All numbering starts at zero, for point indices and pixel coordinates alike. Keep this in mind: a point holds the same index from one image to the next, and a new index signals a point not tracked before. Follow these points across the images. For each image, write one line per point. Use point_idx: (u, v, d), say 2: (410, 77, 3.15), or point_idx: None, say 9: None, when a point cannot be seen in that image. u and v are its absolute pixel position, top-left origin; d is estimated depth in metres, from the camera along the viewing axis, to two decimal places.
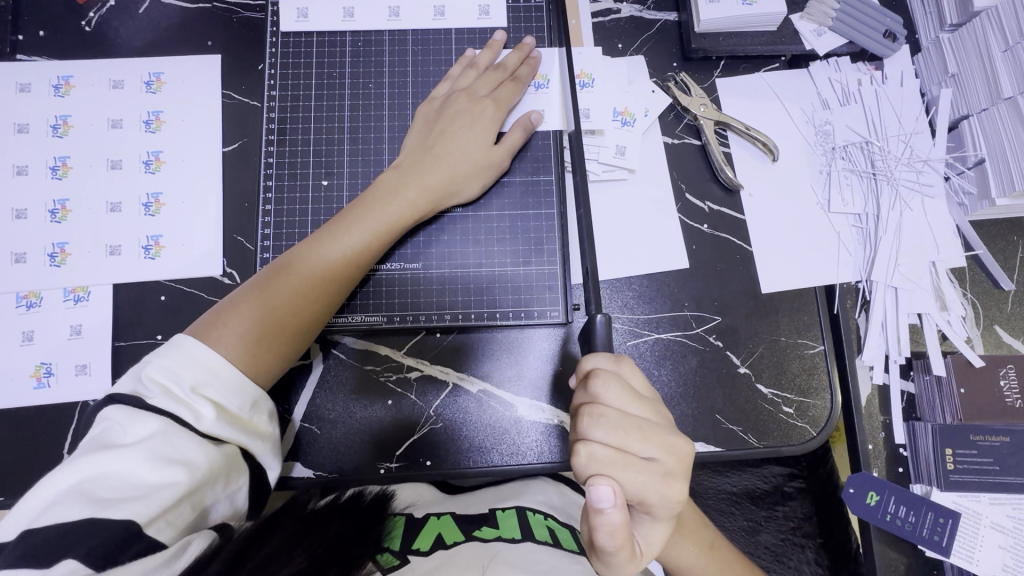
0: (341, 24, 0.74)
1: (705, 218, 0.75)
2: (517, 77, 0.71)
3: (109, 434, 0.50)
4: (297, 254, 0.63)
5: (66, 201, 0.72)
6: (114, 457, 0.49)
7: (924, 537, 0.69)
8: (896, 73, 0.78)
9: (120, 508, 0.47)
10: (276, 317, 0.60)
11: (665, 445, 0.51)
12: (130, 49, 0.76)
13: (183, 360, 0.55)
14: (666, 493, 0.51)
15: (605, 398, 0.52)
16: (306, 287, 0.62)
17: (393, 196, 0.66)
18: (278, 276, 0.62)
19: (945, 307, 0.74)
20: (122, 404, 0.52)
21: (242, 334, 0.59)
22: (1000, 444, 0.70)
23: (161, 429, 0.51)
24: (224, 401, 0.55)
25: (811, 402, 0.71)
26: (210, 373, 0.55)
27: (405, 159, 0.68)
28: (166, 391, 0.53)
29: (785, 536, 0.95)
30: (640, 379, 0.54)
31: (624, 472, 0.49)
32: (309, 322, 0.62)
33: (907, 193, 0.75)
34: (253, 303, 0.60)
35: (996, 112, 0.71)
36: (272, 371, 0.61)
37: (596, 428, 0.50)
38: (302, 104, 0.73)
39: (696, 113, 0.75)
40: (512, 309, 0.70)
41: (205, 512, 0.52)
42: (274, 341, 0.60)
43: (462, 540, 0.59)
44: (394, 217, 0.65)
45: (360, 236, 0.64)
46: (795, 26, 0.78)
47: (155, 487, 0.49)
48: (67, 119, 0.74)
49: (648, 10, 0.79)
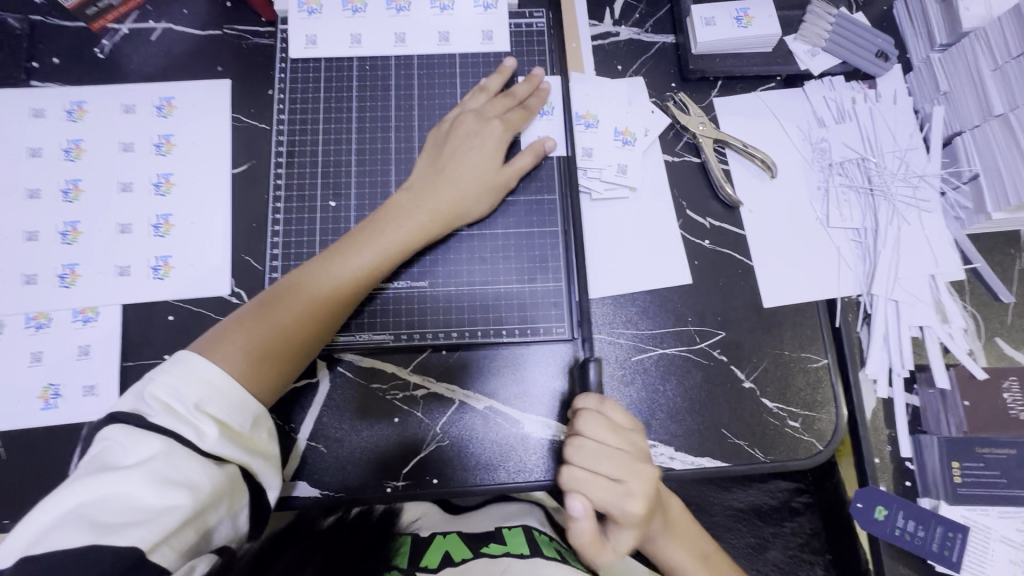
0: (348, 51, 0.76)
1: (706, 234, 0.76)
2: (527, 106, 0.73)
3: (109, 455, 0.51)
4: (307, 271, 0.64)
5: (76, 223, 0.73)
6: (116, 481, 0.48)
7: (935, 551, 0.68)
8: (889, 91, 0.80)
9: (125, 533, 0.47)
10: (282, 334, 0.61)
11: (637, 471, 0.56)
12: (143, 74, 0.78)
13: (187, 377, 0.55)
14: (634, 512, 0.55)
15: (585, 429, 0.58)
16: (314, 304, 0.62)
17: (405, 218, 0.67)
18: (287, 293, 0.62)
19: (946, 319, 0.74)
20: (123, 423, 0.52)
21: (248, 349, 0.59)
22: (1006, 457, 0.69)
23: (164, 449, 0.51)
24: (227, 418, 0.55)
25: (816, 416, 0.71)
26: (213, 390, 0.55)
27: (416, 181, 0.69)
28: (169, 410, 0.53)
29: (793, 552, 0.99)
30: (621, 415, 0.60)
31: (596, 491, 0.56)
32: (315, 340, 0.63)
33: (905, 208, 0.76)
34: (261, 318, 0.61)
35: (989, 129, 0.72)
36: (277, 387, 0.61)
37: (574, 453, 0.58)
38: (310, 127, 0.75)
39: (695, 132, 0.77)
40: (518, 326, 0.71)
41: (209, 534, 0.52)
42: (279, 357, 0.60)
43: (469, 557, 0.59)
44: (405, 240, 0.66)
45: (370, 256, 0.65)
46: (789, 47, 0.80)
47: (158, 511, 0.49)
48: (80, 143, 0.75)
49: (647, 33, 0.81)
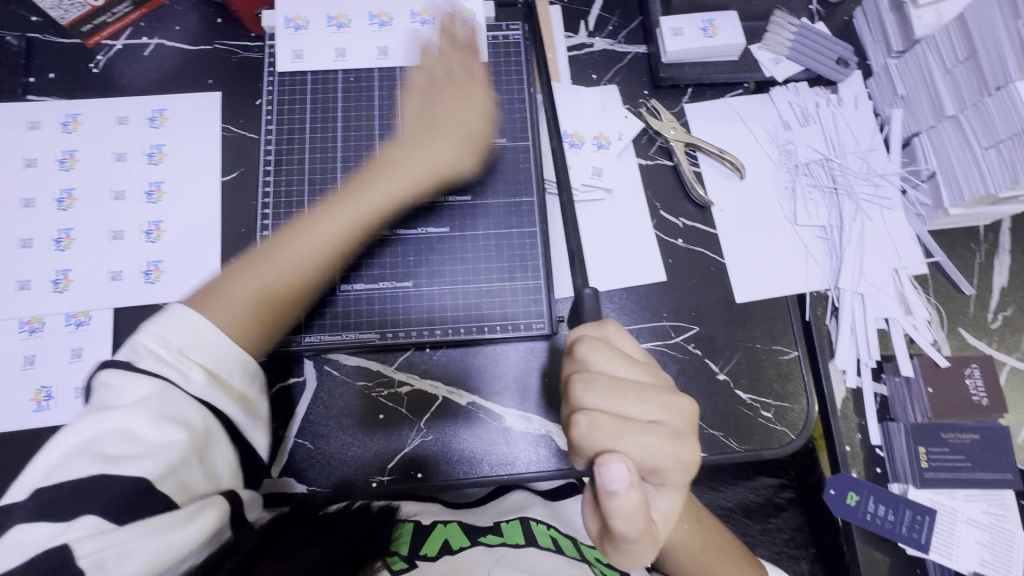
0: (333, 63, 0.79)
1: (680, 233, 0.79)
2: (471, 48, 0.77)
3: (108, 396, 0.51)
4: (290, 230, 0.66)
5: (70, 230, 0.75)
6: (115, 417, 0.49)
7: (904, 535, 0.71)
8: (850, 95, 0.84)
9: (129, 465, 0.47)
10: (261, 281, 0.61)
11: (666, 406, 0.52)
12: (136, 87, 0.81)
13: (175, 330, 0.54)
14: (679, 454, 0.51)
15: (594, 362, 0.53)
16: (296, 257, 0.63)
17: (396, 173, 0.70)
18: (273, 246, 0.64)
19: (910, 311, 0.77)
20: (117, 368, 0.52)
21: (238, 302, 0.59)
22: (971, 441, 0.73)
23: (159, 390, 0.51)
24: (215, 366, 0.55)
25: (789, 407, 0.74)
26: (199, 338, 0.54)
27: (401, 152, 0.72)
28: (157, 356, 0.52)
29: (779, 548, 1.01)
30: (628, 343, 0.56)
31: (630, 438, 0.50)
32: (296, 285, 0.63)
33: (868, 206, 0.80)
34: (244, 267, 0.62)
35: (942, 130, 0.77)
36: (266, 340, 0.60)
37: (590, 395, 0.51)
38: (297, 136, 0.78)
39: (667, 136, 0.81)
40: (499, 322, 0.73)
41: (215, 475, 0.53)
42: (257, 299, 0.60)
43: (468, 547, 0.62)
44: (388, 197, 0.69)
45: (350, 205, 0.67)
46: (754, 55, 0.84)
47: (159, 446, 0.49)
48: (74, 154, 0.78)
49: (619, 44, 0.85)
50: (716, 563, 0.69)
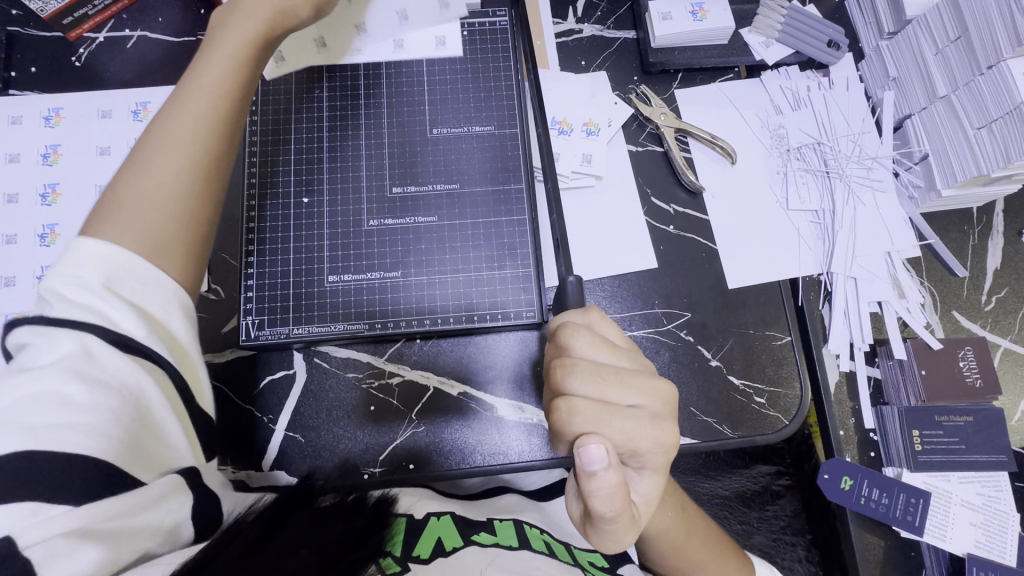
0: (315, 54, 0.78)
1: (671, 219, 0.78)
2: None
3: (25, 359, 0.45)
4: (159, 131, 0.57)
5: (54, 225, 0.75)
6: (33, 381, 0.43)
7: (898, 518, 0.71)
8: (841, 78, 0.83)
9: (52, 435, 0.41)
10: (166, 195, 0.55)
11: (647, 390, 0.51)
12: (119, 81, 0.80)
13: (84, 262, 0.50)
14: (659, 436, 0.50)
15: (576, 348, 0.52)
16: (198, 151, 0.57)
17: (223, 32, 0.62)
18: (150, 154, 0.56)
19: (903, 294, 0.77)
20: (31, 325, 0.47)
21: (134, 226, 0.53)
22: (964, 424, 0.73)
23: (80, 346, 0.46)
24: (142, 304, 0.50)
25: (782, 392, 0.74)
26: (122, 270, 0.50)
27: (212, 34, 0.63)
28: (68, 301, 0.48)
29: (776, 536, 1.01)
30: (612, 329, 0.54)
31: (609, 423, 0.49)
32: (209, 157, 0.57)
33: (860, 189, 0.79)
34: (137, 176, 0.55)
35: (935, 111, 0.76)
36: (192, 265, 0.56)
37: (572, 381, 0.50)
38: (281, 126, 0.76)
39: (657, 122, 0.80)
40: (489, 312, 0.72)
41: (171, 444, 0.48)
42: (173, 166, 0.55)
43: (460, 547, 0.61)
44: (248, 30, 0.62)
45: (209, 81, 0.59)
46: (745, 39, 0.83)
47: (87, 409, 0.43)
48: (57, 148, 0.77)
49: (608, 29, 0.84)
50: (704, 555, 0.69)
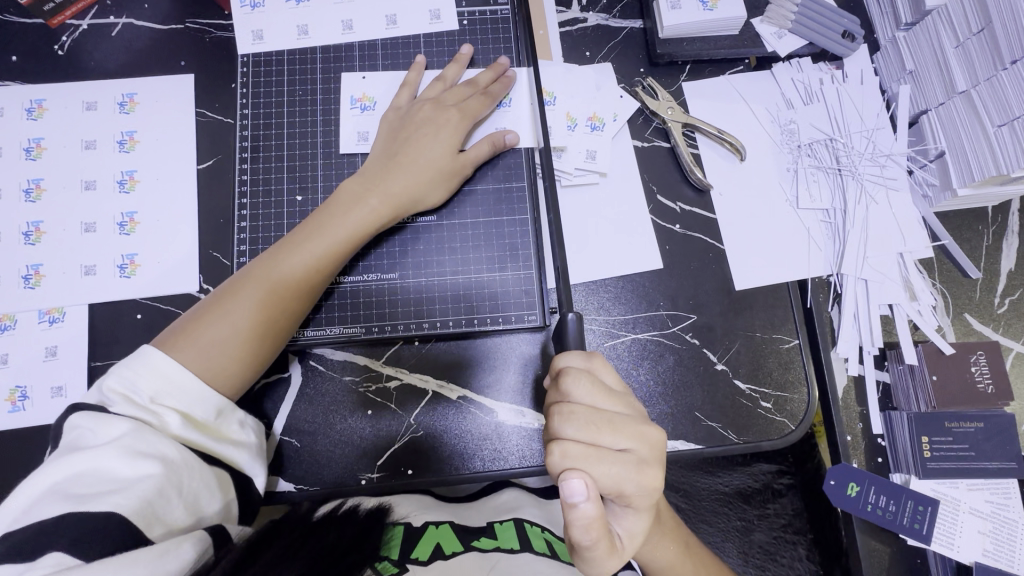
0: (296, 42, 0.75)
1: (677, 218, 0.76)
2: (489, 94, 0.72)
3: (80, 439, 0.51)
4: (260, 265, 0.63)
5: (39, 223, 0.72)
6: (89, 458, 0.49)
7: (905, 525, 0.70)
8: (856, 71, 0.80)
9: (103, 501, 0.48)
10: (239, 333, 0.60)
11: (637, 435, 0.50)
12: (104, 70, 0.77)
13: (144, 372, 0.55)
14: (643, 482, 0.50)
15: (576, 394, 0.51)
16: (281, 304, 0.62)
17: (356, 203, 0.66)
18: (242, 287, 0.61)
19: (914, 296, 0.75)
20: (87, 412, 0.52)
21: (206, 353, 0.58)
22: (975, 430, 0.72)
23: (133, 428, 0.51)
24: (189, 408, 0.56)
25: (788, 396, 0.72)
26: (172, 385, 0.56)
27: (342, 196, 0.67)
28: (127, 400, 0.54)
29: (777, 534, 1.00)
30: (612, 375, 0.53)
31: (597, 465, 0.48)
32: (285, 318, 0.62)
33: (872, 188, 0.77)
34: (225, 309, 0.60)
35: (953, 106, 0.73)
36: (241, 384, 0.61)
37: (566, 424, 0.50)
38: (275, 120, 0.74)
39: (664, 116, 0.77)
40: (489, 315, 0.70)
41: (198, 510, 0.53)
42: (256, 319, 0.60)
43: (460, 551, 0.59)
44: (365, 221, 0.66)
45: (320, 247, 0.64)
46: (756, 29, 0.80)
47: (132, 480, 0.49)
48: (41, 142, 0.74)
49: (614, 18, 0.81)
50: None
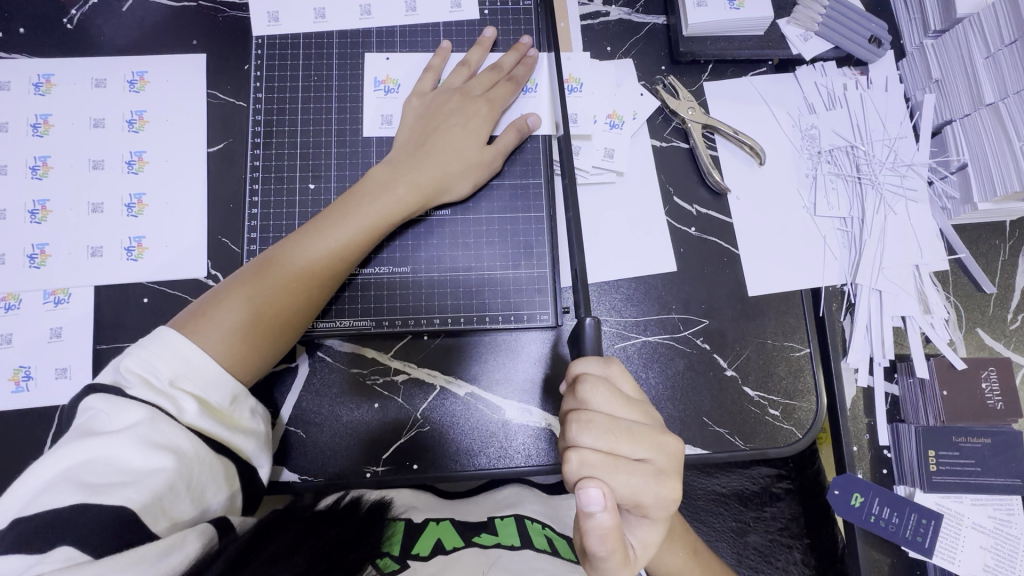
0: (313, 26, 0.73)
1: (693, 221, 0.75)
2: (513, 78, 0.71)
3: (93, 422, 0.50)
4: (283, 249, 0.62)
5: (46, 201, 0.71)
6: (103, 444, 0.49)
7: (907, 538, 0.70)
8: (880, 78, 0.79)
9: (113, 493, 0.47)
10: (258, 317, 0.59)
11: (654, 446, 0.50)
12: (113, 46, 0.75)
13: (163, 354, 0.54)
14: (661, 493, 0.50)
15: (593, 403, 0.50)
16: (303, 289, 0.61)
17: (382, 191, 0.65)
18: (264, 270, 0.61)
19: (928, 310, 0.75)
20: (104, 394, 0.51)
21: (226, 335, 0.57)
22: (982, 446, 0.72)
23: (147, 417, 0.50)
24: (205, 395, 0.54)
25: (797, 405, 0.72)
26: (189, 368, 0.54)
27: (369, 182, 0.66)
28: (145, 383, 0.52)
29: (773, 536, 0.99)
30: (630, 383, 0.52)
31: (615, 475, 0.48)
32: (305, 303, 0.62)
33: (892, 197, 0.76)
34: (246, 291, 0.59)
35: (979, 118, 0.72)
36: (256, 369, 0.60)
37: (584, 434, 0.49)
38: (289, 107, 0.72)
39: (683, 116, 0.75)
40: (501, 313, 0.70)
41: (204, 502, 0.52)
42: (276, 303, 0.60)
43: (460, 547, 0.59)
44: (392, 210, 0.65)
45: (344, 234, 0.63)
46: (782, 30, 0.78)
47: (144, 472, 0.49)
48: (48, 119, 0.72)
49: (637, 13, 0.79)
50: None
